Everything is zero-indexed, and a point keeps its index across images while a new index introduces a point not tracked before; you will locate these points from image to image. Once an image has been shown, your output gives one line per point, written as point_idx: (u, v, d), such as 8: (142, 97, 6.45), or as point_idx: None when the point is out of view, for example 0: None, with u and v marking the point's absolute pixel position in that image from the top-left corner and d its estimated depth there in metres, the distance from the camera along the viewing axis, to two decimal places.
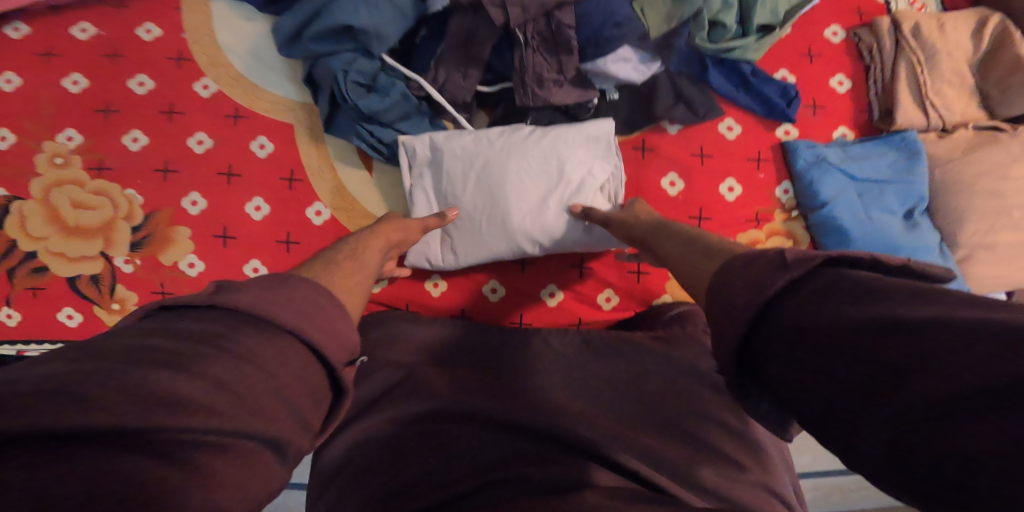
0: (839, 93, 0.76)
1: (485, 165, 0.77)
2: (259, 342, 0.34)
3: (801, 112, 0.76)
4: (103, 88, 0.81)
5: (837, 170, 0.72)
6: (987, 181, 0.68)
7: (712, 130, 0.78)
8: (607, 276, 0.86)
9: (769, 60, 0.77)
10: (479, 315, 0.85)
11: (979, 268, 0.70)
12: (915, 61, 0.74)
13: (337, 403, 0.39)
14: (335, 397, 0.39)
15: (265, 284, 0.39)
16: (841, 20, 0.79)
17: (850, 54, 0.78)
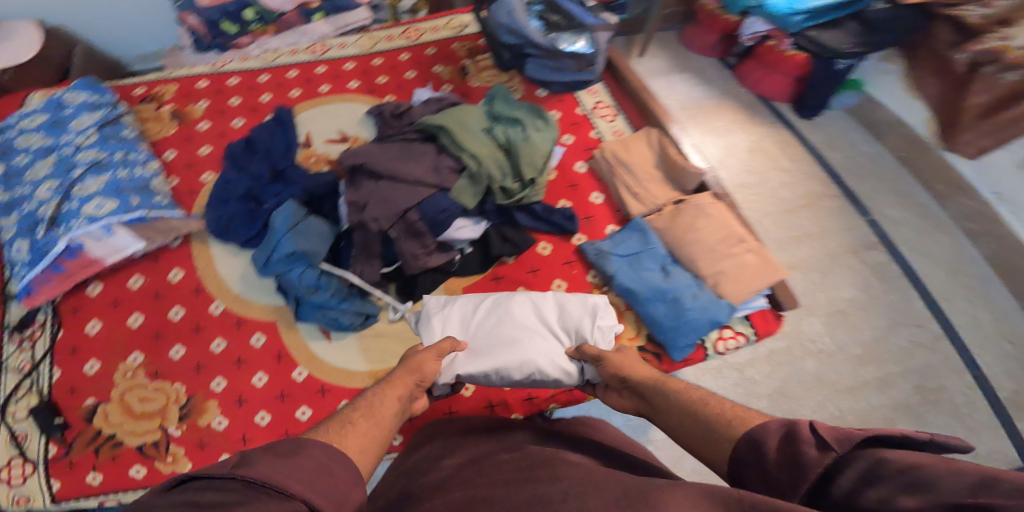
0: (596, 204, 1.18)
1: (508, 321, 1.01)
2: (268, 505, 0.47)
3: (582, 225, 1.16)
4: (154, 320, 1.15)
5: (610, 255, 1.07)
6: (690, 235, 1.09)
7: (534, 252, 1.14)
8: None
9: (551, 197, 1.19)
10: (418, 420, 1.06)
11: (728, 287, 1.04)
12: (622, 174, 1.17)
13: None
14: None
15: (284, 452, 0.54)
16: (581, 158, 1.24)
17: (594, 177, 1.22)
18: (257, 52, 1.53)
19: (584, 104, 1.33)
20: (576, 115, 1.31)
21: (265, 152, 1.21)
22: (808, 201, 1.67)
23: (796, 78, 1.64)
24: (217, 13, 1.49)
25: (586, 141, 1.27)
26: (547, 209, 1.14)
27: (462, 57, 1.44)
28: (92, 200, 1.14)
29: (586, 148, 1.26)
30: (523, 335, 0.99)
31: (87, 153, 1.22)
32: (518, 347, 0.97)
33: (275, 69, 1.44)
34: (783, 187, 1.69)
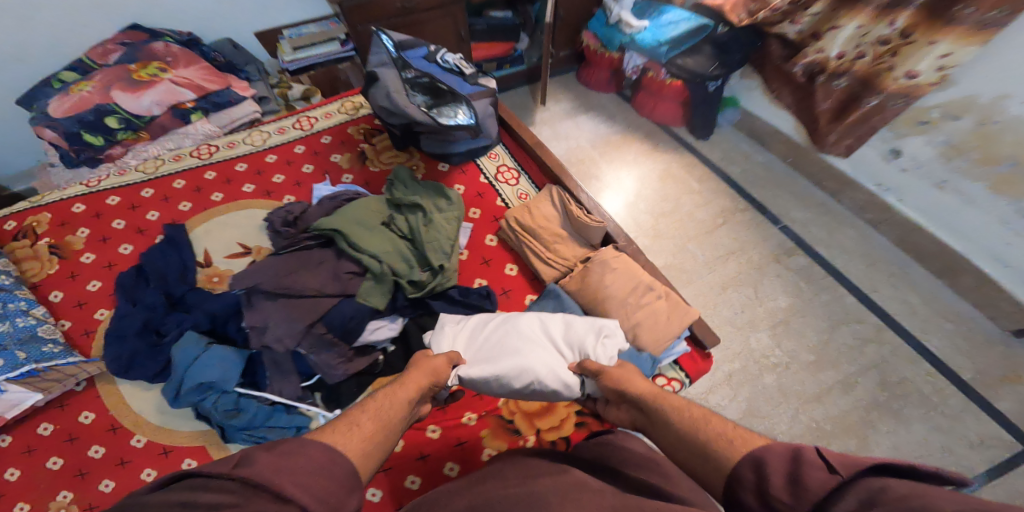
0: (511, 275, 1.22)
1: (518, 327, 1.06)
2: (263, 503, 0.61)
3: (500, 300, 1.18)
4: (74, 461, 0.98)
5: None
6: (600, 292, 1.12)
7: None
8: (439, 453, 1.05)
9: (466, 277, 1.21)
10: None
11: (647, 337, 1.07)
12: (528, 243, 1.21)
13: None
14: None
15: (284, 452, 0.68)
16: (491, 231, 1.27)
17: (505, 248, 1.26)
18: (135, 163, 1.36)
19: (486, 172, 1.33)
20: (480, 186, 1.31)
21: (159, 277, 1.10)
22: (723, 219, 1.68)
23: (682, 102, 1.77)
24: (75, 123, 1.31)
25: (493, 211, 1.28)
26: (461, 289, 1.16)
27: (360, 140, 1.37)
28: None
29: (492, 219, 1.29)
30: (532, 340, 1.04)
31: None
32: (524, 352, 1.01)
33: (157, 182, 1.29)
34: (697, 207, 1.69)
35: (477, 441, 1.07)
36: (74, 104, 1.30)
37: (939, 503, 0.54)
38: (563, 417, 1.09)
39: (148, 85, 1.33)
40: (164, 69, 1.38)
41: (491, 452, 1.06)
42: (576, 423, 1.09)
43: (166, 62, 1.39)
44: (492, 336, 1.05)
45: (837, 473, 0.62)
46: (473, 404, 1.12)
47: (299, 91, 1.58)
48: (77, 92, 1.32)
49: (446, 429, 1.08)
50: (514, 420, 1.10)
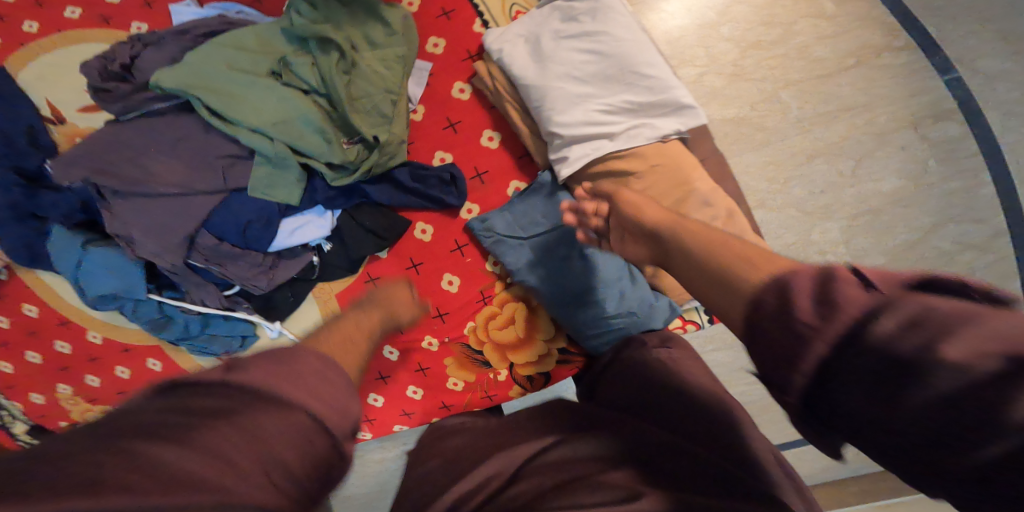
0: (491, 148, 0.88)
1: (605, 10, 0.77)
2: (268, 414, 0.35)
3: (471, 187, 0.88)
4: (56, 355, 1.00)
5: (508, 241, 0.83)
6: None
7: (412, 238, 0.91)
8: (400, 374, 0.96)
9: (425, 150, 0.91)
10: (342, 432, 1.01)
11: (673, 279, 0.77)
12: (514, 101, 0.83)
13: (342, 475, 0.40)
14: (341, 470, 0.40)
15: (277, 358, 0.39)
16: (461, 77, 0.90)
17: (481, 103, 0.88)
18: None
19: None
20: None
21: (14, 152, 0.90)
22: (857, 60, 1.08)
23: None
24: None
25: (468, 44, 0.91)
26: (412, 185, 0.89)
27: None
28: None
29: (465, 54, 0.91)
30: (587, 46, 0.77)
31: None
32: (552, 59, 0.78)
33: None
34: (818, 40, 1.09)
35: (439, 370, 0.94)
36: None
37: (987, 328, 0.30)
38: (542, 353, 0.90)
39: None
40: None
41: (455, 382, 0.95)
42: (561, 361, 0.91)
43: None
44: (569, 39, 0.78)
45: (875, 290, 0.34)
46: (434, 328, 0.92)
47: None
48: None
49: (406, 352, 0.95)
50: (484, 351, 0.92)
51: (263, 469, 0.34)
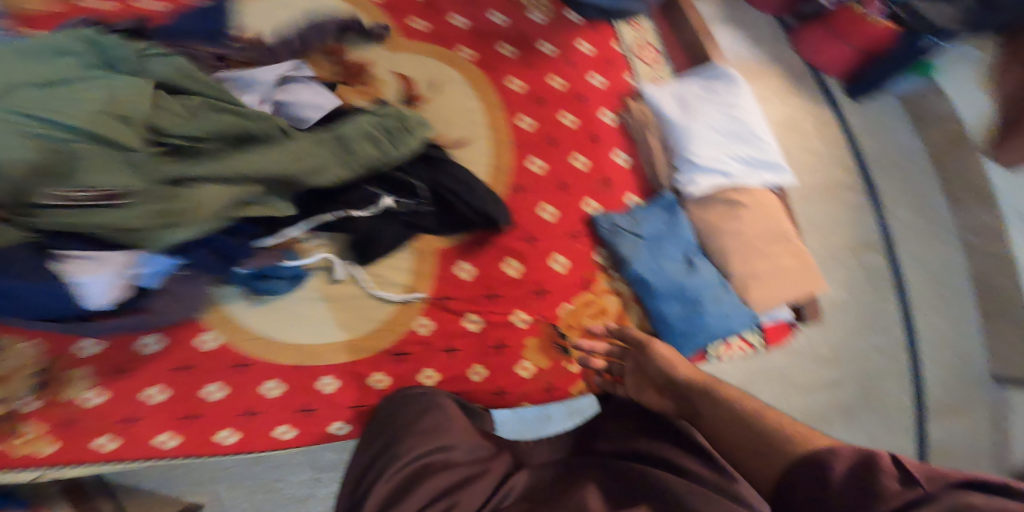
0: (620, 167, 0.95)
1: (742, 91, 0.98)
2: None
3: (598, 191, 0.94)
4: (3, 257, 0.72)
5: (629, 234, 0.90)
6: (727, 224, 0.94)
7: (535, 215, 0.90)
8: (467, 352, 0.85)
9: (566, 147, 0.93)
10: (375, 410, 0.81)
11: (756, 294, 0.93)
12: (659, 139, 0.97)
13: None
14: None
15: None
16: (609, 107, 0.98)
17: (623, 132, 0.98)
18: None
19: (625, 41, 1.03)
20: (613, 50, 1.02)
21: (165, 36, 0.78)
22: (829, 191, 1.43)
23: (858, 58, 1.28)
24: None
25: (620, 85, 1.00)
26: (551, 172, 0.92)
27: None
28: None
29: (619, 96, 1.00)
30: (726, 110, 0.97)
31: None
32: (697, 112, 0.96)
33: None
34: (806, 172, 1.42)
35: (518, 349, 0.88)
36: None
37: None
38: None
39: None
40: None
41: (528, 366, 0.88)
42: None
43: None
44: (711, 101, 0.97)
45: (918, 485, 0.37)
46: (530, 302, 0.89)
47: None
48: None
49: (489, 326, 0.87)
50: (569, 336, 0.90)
51: None
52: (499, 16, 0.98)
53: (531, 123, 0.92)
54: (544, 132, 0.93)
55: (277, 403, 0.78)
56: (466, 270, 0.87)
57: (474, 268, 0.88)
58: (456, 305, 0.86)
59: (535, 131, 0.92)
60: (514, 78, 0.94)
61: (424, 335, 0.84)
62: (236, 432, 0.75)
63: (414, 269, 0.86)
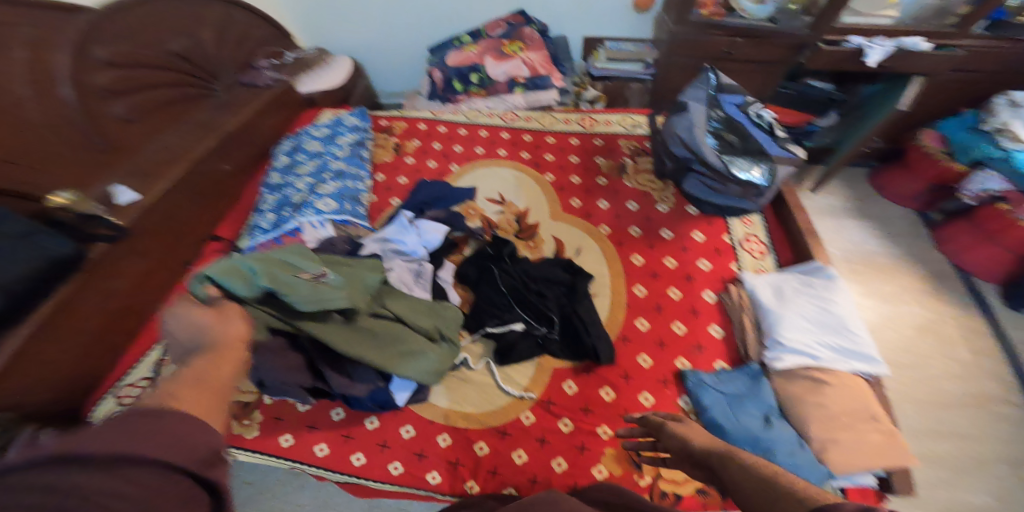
0: (715, 337, 1.08)
1: (835, 286, 1.10)
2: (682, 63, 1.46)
3: (690, 351, 1.06)
4: None
5: (711, 389, 0.99)
6: (810, 397, 0.99)
7: (633, 359, 1.05)
8: (556, 445, 0.96)
9: (671, 312, 1.10)
10: (468, 471, 0.94)
11: (845, 460, 0.91)
12: (751, 316, 1.09)
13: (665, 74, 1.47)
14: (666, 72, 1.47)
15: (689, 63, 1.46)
16: (711, 287, 1.14)
17: (721, 312, 1.12)
18: (465, 110, 1.49)
19: (733, 233, 1.22)
20: (721, 242, 1.20)
21: (422, 198, 1.25)
22: (976, 402, 1.29)
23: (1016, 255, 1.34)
24: (454, 73, 1.50)
25: (723, 271, 1.16)
26: (653, 330, 1.08)
27: (625, 154, 1.35)
28: (299, 207, 1.22)
29: (720, 281, 1.15)
30: (816, 301, 1.09)
31: (336, 163, 1.32)
32: (791, 304, 1.08)
33: (472, 126, 1.45)
34: (948, 378, 1.32)
35: (596, 454, 0.94)
36: (461, 58, 1.50)
37: None
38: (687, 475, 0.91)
39: (507, 58, 1.47)
40: (524, 48, 1.50)
41: (601, 471, 0.93)
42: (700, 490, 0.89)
43: (529, 44, 1.51)
44: (801, 292, 1.10)
45: None
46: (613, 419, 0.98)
47: (592, 94, 1.54)
48: (468, 51, 1.51)
49: (578, 429, 0.98)
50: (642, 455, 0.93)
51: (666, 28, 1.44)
52: (633, 204, 1.26)
53: (643, 291, 1.13)
54: (652, 299, 1.12)
55: (405, 443, 0.97)
56: (571, 386, 1.02)
57: (575, 386, 1.03)
58: (557, 409, 1.00)
59: (646, 297, 1.12)
60: (637, 255, 1.18)
61: (526, 424, 0.98)
62: (365, 455, 0.96)
63: (533, 376, 1.05)
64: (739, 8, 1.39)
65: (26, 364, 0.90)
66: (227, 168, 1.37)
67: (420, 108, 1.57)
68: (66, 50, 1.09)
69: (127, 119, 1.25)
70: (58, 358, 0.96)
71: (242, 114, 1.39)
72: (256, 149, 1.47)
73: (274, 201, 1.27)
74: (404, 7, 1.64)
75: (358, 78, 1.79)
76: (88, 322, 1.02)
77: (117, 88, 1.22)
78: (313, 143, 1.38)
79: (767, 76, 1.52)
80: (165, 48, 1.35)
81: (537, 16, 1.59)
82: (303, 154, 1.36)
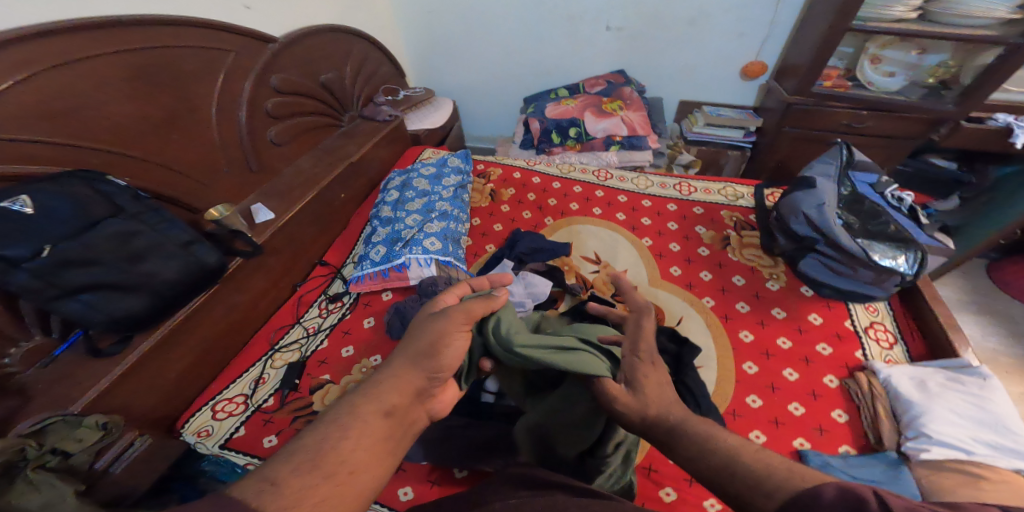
0: (839, 422, 0.99)
1: (987, 381, 0.98)
2: (800, 134, 1.59)
3: (810, 433, 0.98)
4: (372, 341, 1.19)
5: (841, 474, 0.90)
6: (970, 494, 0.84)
7: (746, 436, 0.99)
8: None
9: (785, 394, 1.04)
10: None
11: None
12: (885, 402, 0.98)
13: (783, 139, 1.61)
14: (785, 136, 1.60)
15: (804, 136, 1.60)
16: (834, 372, 1.07)
17: (844, 396, 1.03)
18: (559, 162, 1.55)
19: (856, 319, 1.15)
20: (844, 328, 1.14)
21: (523, 251, 1.24)
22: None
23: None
24: (552, 124, 1.55)
25: (845, 358, 1.09)
26: (767, 409, 1.02)
27: (729, 225, 1.36)
28: (409, 243, 1.29)
29: (844, 366, 1.08)
30: (962, 393, 0.97)
31: (441, 204, 1.39)
32: (937, 395, 0.97)
33: (566, 179, 1.48)
34: None
35: None
36: (560, 112, 1.56)
37: None
38: None
39: (607, 116, 1.51)
40: (623, 107, 1.54)
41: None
42: None
43: (628, 104, 1.54)
44: (945, 383, 0.99)
45: None
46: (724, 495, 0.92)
47: (687, 159, 1.65)
48: (567, 105, 1.58)
49: (683, 501, 0.91)
50: None
51: (775, 101, 1.60)
52: (739, 277, 1.24)
53: (755, 370, 1.08)
54: (767, 378, 1.06)
55: None
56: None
57: None
58: (660, 477, 0.94)
59: (759, 375, 1.07)
60: (746, 331, 1.14)
61: None
62: None
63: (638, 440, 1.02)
64: (864, 78, 1.59)
65: (147, 364, 0.99)
66: (343, 198, 1.48)
67: (513, 156, 1.63)
68: (252, 78, 1.29)
69: (277, 143, 1.41)
70: (173, 362, 1.04)
71: (364, 148, 1.53)
72: (367, 181, 1.58)
73: (386, 234, 1.35)
74: (510, 59, 1.81)
75: (454, 119, 1.94)
76: (204, 332, 1.10)
77: (278, 114, 1.40)
78: (420, 181, 1.46)
79: (893, 150, 1.64)
80: (318, 77, 1.52)
81: (635, 77, 1.75)
82: (411, 191, 1.44)
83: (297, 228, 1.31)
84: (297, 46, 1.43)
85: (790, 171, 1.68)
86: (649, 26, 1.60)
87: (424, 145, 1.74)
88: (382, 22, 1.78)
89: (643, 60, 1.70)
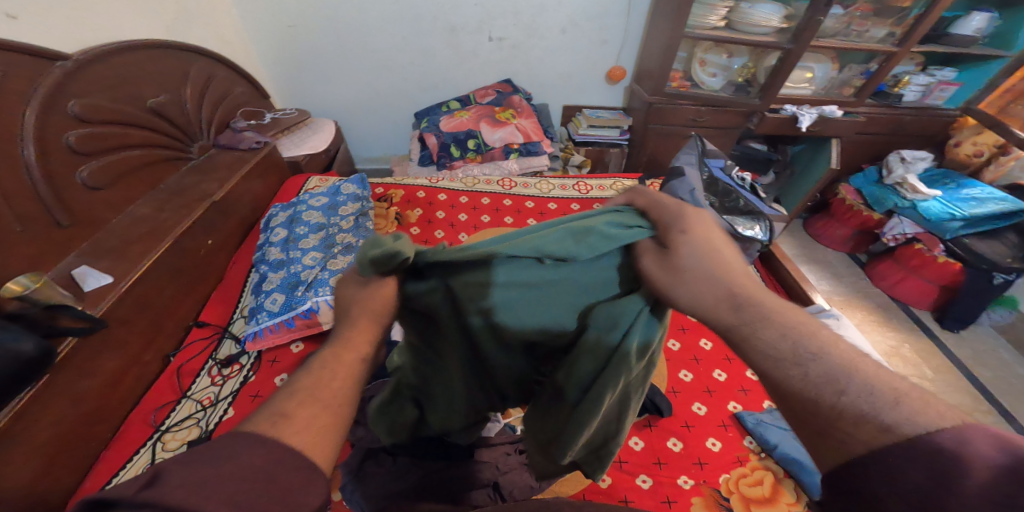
0: (754, 380, 1.23)
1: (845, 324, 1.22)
2: (665, 131, 1.81)
3: (740, 396, 1.19)
4: None
5: (773, 426, 1.10)
6: None
7: (689, 409, 1.16)
8: (643, 502, 0.99)
9: (710, 362, 1.26)
10: None
11: None
12: None
13: (653, 136, 1.81)
14: (655, 133, 1.80)
15: (668, 134, 1.82)
16: None
17: None
18: (462, 177, 1.52)
19: None
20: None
21: None
22: None
23: (940, 287, 1.71)
24: (450, 139, 1.56)
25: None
26: (698, 381, 1.22)
27: None
28: (312, 285, 1.12)
29: None
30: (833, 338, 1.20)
31: (344, 236, 1.25)
32: None
33: (473, 192, 1.45)
34: None
35: (685, 503, 0.99)
36: (454, 125, 1.59)
37: None
38: None
39: (502, 125, 1.57)
40: (515, 116, 1.61)
41: None
42: None
43: (519, 112, 1.62)
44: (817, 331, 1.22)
45: None
46: (691, 468, 1.05)
47: (578, 160, 1.79)
48: (459, 118, 1.61)
49: (657, 484, 1.02)
50: (730, 498, 1.01)
51: (639, 106, 1.80)
52: None
53: (678, 346, 1.30)
54: (688, 353, 1.28)
55: None
56: (638, 442, 1.10)
57: (643, 442, 1.10)
58: (632, 467, 1.05)
59: (682, 352, 1.28)
60: None
61: (604, 487, 1.01)
62: None
63: None
64: (699, 79, 1.86)
65: None
66: (210, 245, 1.21)
67: (413, 174, 1.58)
68: (32, 103, 0.94)
69: (93, 187, 1.06)
70: None
71: (230, 183, 1.28)
72: (239, 221, 1.33)
73: (280, 279, 1.15)
74: (393, 72, 1.76)
75: (337, 141, 1.80)
76: (41, 436, 0.81)
77: (86, 149, 1.05)
78: (312, 214, 1.29)
79: (729, 137, 1.93)
80: (143, 102, 1.20)
81: (519, 85, 1.83)
82: (303, 227, 1.26)
83: (155, 290, 1.03)
84: (105, 64, 1.11)
85: (660, 163, 1.90)
86: (527, 36, 1.69)
87: (305, 173, 1.56)
88: (228, 36, 1.54)
89: (523, 69, 1.79)
